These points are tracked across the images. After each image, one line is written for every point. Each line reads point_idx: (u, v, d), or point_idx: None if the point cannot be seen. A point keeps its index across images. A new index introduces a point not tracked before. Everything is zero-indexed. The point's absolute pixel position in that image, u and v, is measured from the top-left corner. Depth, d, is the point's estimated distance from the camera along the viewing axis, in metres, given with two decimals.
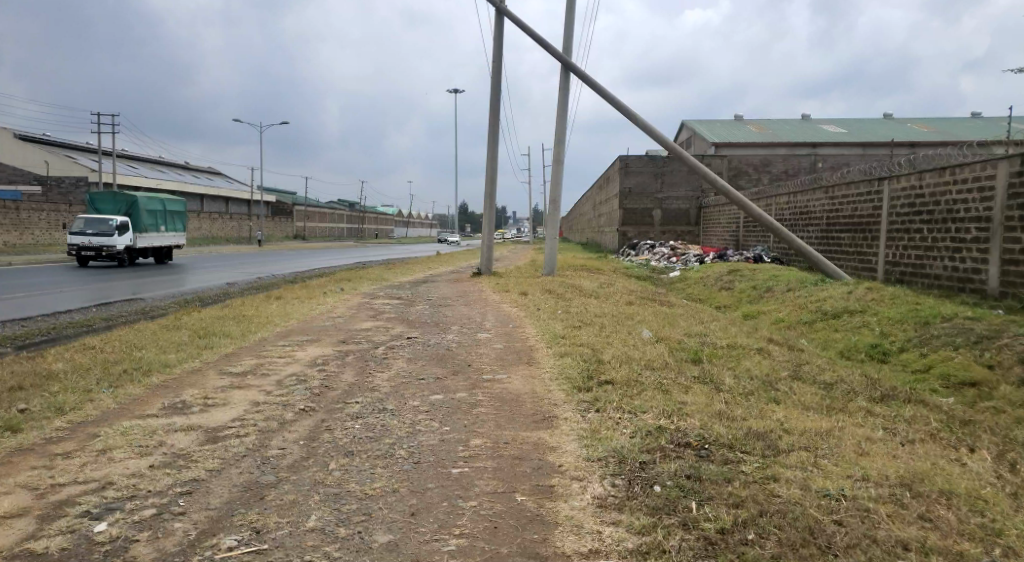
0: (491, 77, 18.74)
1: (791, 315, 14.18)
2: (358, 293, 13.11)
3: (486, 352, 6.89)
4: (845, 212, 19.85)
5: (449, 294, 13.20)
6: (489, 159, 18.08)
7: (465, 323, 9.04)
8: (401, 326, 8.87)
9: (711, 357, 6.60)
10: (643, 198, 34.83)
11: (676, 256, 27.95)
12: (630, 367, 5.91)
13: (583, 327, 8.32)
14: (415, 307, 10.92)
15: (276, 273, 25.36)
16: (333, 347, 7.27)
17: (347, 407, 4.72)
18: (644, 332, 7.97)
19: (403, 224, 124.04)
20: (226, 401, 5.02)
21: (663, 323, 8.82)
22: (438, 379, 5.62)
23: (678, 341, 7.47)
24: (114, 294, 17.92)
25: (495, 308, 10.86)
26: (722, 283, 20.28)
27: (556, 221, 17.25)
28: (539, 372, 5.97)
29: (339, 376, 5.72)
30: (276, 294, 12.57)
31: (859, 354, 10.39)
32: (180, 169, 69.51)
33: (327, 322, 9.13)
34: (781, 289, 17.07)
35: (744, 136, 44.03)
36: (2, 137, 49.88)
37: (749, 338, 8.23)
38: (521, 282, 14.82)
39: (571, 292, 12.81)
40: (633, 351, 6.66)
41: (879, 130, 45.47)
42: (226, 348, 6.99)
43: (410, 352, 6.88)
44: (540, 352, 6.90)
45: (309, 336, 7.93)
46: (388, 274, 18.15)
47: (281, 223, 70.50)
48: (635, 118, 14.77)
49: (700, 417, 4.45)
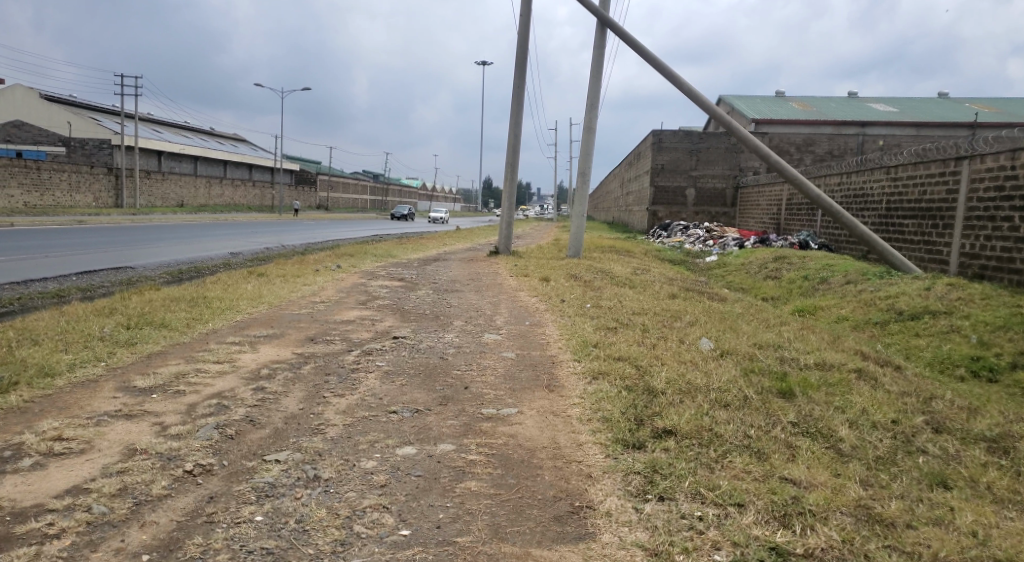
0: (517, 38, 16.80)
1: (858, 314, 12.14)
2: (357, 272, 11.38)
3: (495, 366, 5.12)
4: (910, 196, 17.56)
5: (462, 276, 11.39)
6: (512, 125, 16.17)
7: (472, 318, 7.26)
8: (394, 318, 7.16)
9: (805, 389, 4.72)
10: (676, 175, 32.58)
11: (712, 240, 25.77)
12: (697, 407, 4.07)
13: (619, 331, 6.48)
14: (416, 293, 9.13)
15: (282, 245, 23.67)
16: (295, 348, 5.55)
17: (262, 471, 2.97)
18: (704, 344, 6.08)
19: (426, 198, 121.94)
20: (92, 445, 3.19)
21: (722, 328, 6.95)
22: (419, 414, 3.87)
23: (748, 360, 5.59)
24: (100, 263, 16.42)
25: (511, 297, 9.05)
26: (768, 272, 18.16)
27: (585, 197, 15.26)
28: (566, 406, 4.17)
29: (279, 402, 3.99)
30: (265, 269, 10.84)
31: (960, 368, 8.41)
32: (203, 134, 68.34)
33: (304, 312, 7.37)
34: (839, 282, 14.97)
35: (786, 113, 41.21)
36: (27, 96, 49.20)
37: (836, 353, 6.29)
38: (545, 264, 12.97)
39: (603, 279, 10.93)
40: (695, 377, 4.82)
41: (933, 110, 42.17)
42: (155, 346, 5.22)
43: (390, 361, 5.13)
44: (564, 368, 5.09)
45: (272, 330, 6.21)
46: (398, 249, 16.35)
47: (302, 193, 69.30)
48: (676, 79, 12.71)
49: (841, 525, 2.66)
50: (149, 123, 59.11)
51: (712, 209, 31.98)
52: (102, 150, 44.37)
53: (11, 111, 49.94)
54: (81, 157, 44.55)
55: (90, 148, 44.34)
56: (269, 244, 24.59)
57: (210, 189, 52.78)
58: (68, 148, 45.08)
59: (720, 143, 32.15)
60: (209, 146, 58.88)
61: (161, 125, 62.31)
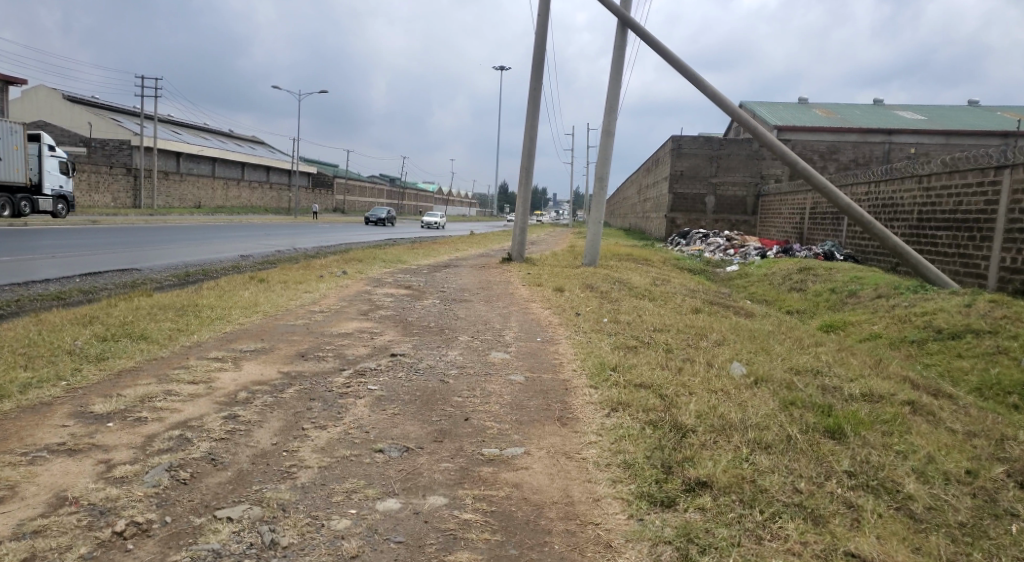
0: (534, 40, 16.31)
1: (891, 331, 11.42)
2: (363, 278, 10.92)
3: (502, 391, 4.56)
4: (944, 207, 16.74)
5: (473, 285, 10.87)
6: (528, 129, 15.66)
7: (479, 333, 6.71)
8: (395, 331, 6.63)
9: (856, 426, 4.11)
10: (696, 182, 31.84)
11: (733, 249, 25.03)
12: (734, 452, 3.50)
13: (640, 352, 5.89)
14: (423, 303, 8.60)
15: (294, 248, 23.38)
16: (282, 365, 5.04)
17: (209, 532, 2.45)
18: (735, 369, 5.47)
19: (443, 202, 121.79)
20: (15, 491, 2.67)
21: (754, 350, 6.33)
22: (409, 453, 3.33)
23: (786, 390, 4.97)
24: (108, 265, 16.17)
25: (523, 308, 8.49)
26: (792, 284, 17.43)
27: (603, 204, 14.67)
28: (580, 446, 3.60)
29: (249, 434, 3.46)
30: (267, 275, 10.41)
31: (1010, 396, 7.72)
32: (222, 136, 68.76)
33: (300, 322, 6.88)
34: (869, 297, 14.23)
35: (809, 120, 40.29)
36: (50, 97, 49.74)
37: (882, 381, 5.64)
38: (560, 273, 12.40)
39: (621, 290, 10.34)
40: (728, 411, 4.23)
41: (962, 118, 40.93)
42: (128, 362, 4.74)
43: (383, 384, 4.59)
44: (579, 396, 4.52)
45: (260, 344, 5.71)
46: (408, 255, 15.89)
47: (319, 196, 69.43)
48: (700, 82, 12.09)
49: None
50: (169, 125, 59.55)
51: (733, 217, 31.16)
52: (121, 151, 44.58)
53: (35, 111, 50.50)
54: (101, 157, 44.75)
55: (110, 148, 44.68)
56: (281, 247, 24.29)
57: (227, 191, 52.94)
58: (88, 149, 45.39)
59: (741, 150, 31.41)
60: (227, 148, 59.11)
61: (180, 126, 62.72)
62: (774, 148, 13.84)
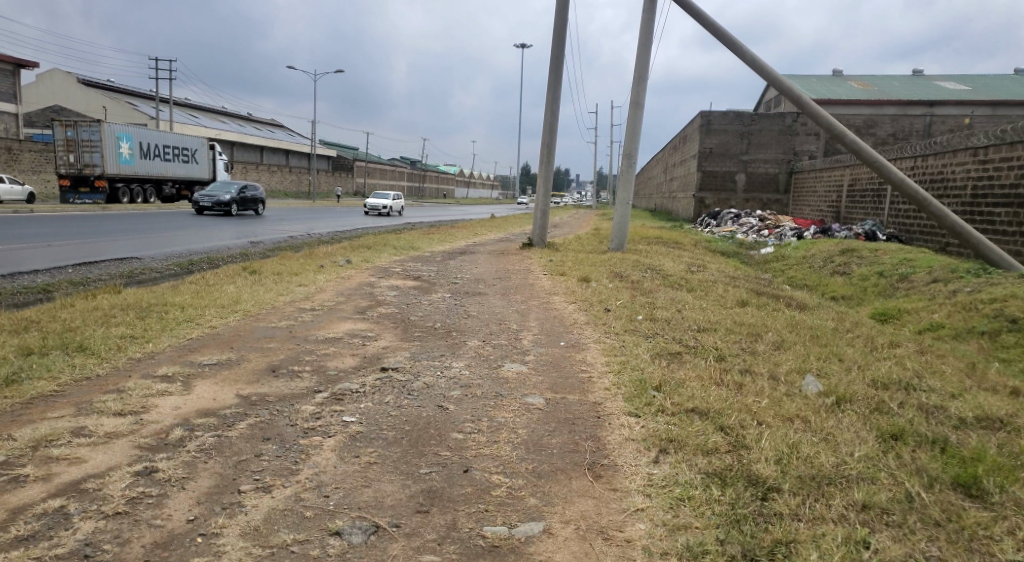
0: (555, 8, 15.03)
1: (955, 318, 10.14)
2: (366, 267, 9.97)
3: (514, 422, 3.52)
4: (1003, 180, 15.06)
5: (487, 274, 9.85)
6: (549, 102, 14.51)
7: (491, 336, 5.68)
8: (392, 334, 5.65)
9: (1000, 473, 2.96)
10: (725, 159, 30.23)
11: (767, 229, 23.64)
12: (844, 531, 2.45)
13: (687, 361, 4.79)
14: (430, 297, 7.59)
15: (307, 233, 22.60)
16: (243, 387, 4.06)
17: None
18: (808, 384, 4.32)
19: (464, 184, 120.62)
20: None
21: (822, 356, 5.16)
22: (375, 538, 2.35)
23: (879, 415, 3.81)
24: (110, 253, 15.53)
25: (542, 303, 7.44)
26: (835, 267, 16.11)
27: (631, 183, 13.49)
28: (624, 520, 2.55)
29: (160, 502, 2.50)
30: (262, 264, 9.55)
31: None
32: (240, 120, 68.36)
33: (283, 324, 5.91)
34: (924, 281, 12.88)
35: (844, 93, 38.20)
36: (67, 83, 49.59)
37: (993, 398, 4.44)
38: (584, 259, 11.32)
39: (654, 279, 9.22)
40: (815, 453, 3.12)
41: (1009, 88, 38.35)
42: (45, 385, 3.78)
43: (360, 414, 3.58)
44: (615, 430, 3.46)
45: (224, 355, 4.74)
46: (420, 240, 14.93)
47: (339, 179, 68.83)
48: (737, 47, 10.82)
49: None
50: (187, 109, 59.21)
51: (764, 196, 29.66)
52: None
53: (53, 97, 50.38)
54: None
55: None
56: (296, 232, 23.56)
57: (245, 175, 52.52)
58: None
59: (773, 125, 29.67)
60: (245, 132, 58.59)
61: (198, 111, 62.37)
62: (820, 121, 12.46)
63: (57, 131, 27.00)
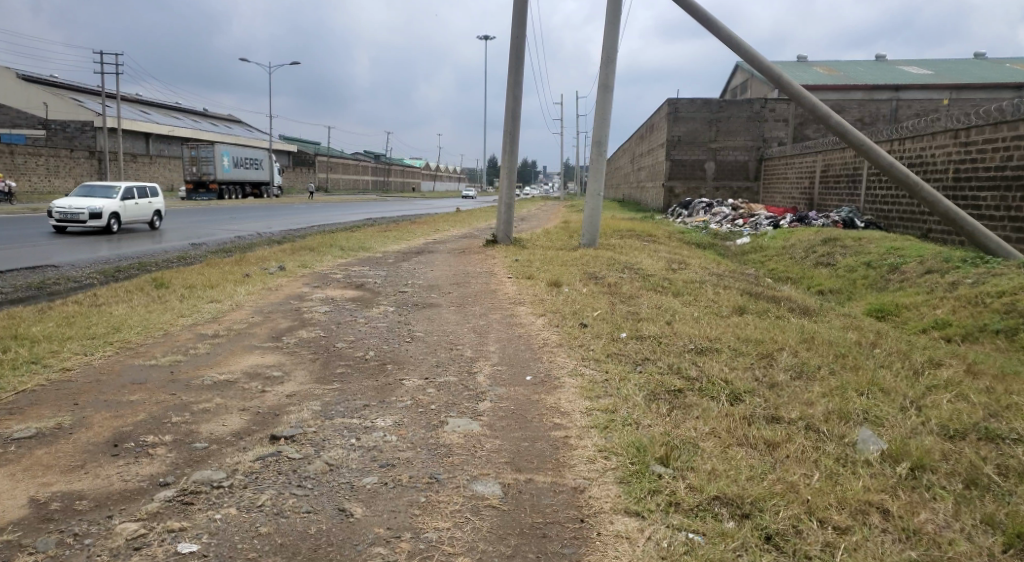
0: None
1: (961, 314, 9.16)
2: (305, 274, 8.67)
3: (450, 543, 2.27)
4: (987, 163, 13.77)
5: (443, 279, 8.58)
6: (511, 86, 13.20)
7: (435, 370, 4.38)
8: (306, 372, 4.32)
9: None
10: (695, 147, 29.28)
11: (742, 219, 22.73)
12: None
13: (695, 408, 3.58)
14: (369, 313, 6.26)
15: (256, 233, 20.89)
16: (49, 481, 2.70)
17: None
18: (867, 441, 3.14)
19: (429, 177, 118.51)
20: None
21: (859, 388, 3.98)
22: None
23: (987, 496, 2.62)
24: (26, 260, 13.84)
25: (505, 317, 6.20)
26: (818, 258, 15.23)
27: (602, 173, 12.34)
28: None
29: None
30: (175, 274, 8.11)
31: None
32: (194, 115, 65.51)
33: (165, 360, 4.53)
34: (917, 271, 11.99)
35: (812, 78, 37.57)
36: (4, 77, 46.69)
37: None
38: (552, 258, 10.12)
39: (632, 282, 8.04)
40: None
41: (973, 72, 38.19)
42: None
43: (210, 536, 2.30)
44: (608, 551, 2.24)
45: (52, 419, 3.36)
46: (372, 239, 13.57)
47: (300, 174, 66.61)
48: (712, 24, 9.63)
49: None
50: (136, 104, 56.41)
51: (734, 184, 28.89)
52: (84, 132, 41.73)
53: None
54: (61, 139, 41.81)
55: (71, 130, 41.80)
56: (244, 231, 21.81)
57: None
58: (46, 131, 42.51)
59: (742, 111, 28.72)
60: (197, 126, 55.96)
61: (147, 105, 59.34)
62: (804, 103, 11.17)
63: (186, 152, 38.66)
